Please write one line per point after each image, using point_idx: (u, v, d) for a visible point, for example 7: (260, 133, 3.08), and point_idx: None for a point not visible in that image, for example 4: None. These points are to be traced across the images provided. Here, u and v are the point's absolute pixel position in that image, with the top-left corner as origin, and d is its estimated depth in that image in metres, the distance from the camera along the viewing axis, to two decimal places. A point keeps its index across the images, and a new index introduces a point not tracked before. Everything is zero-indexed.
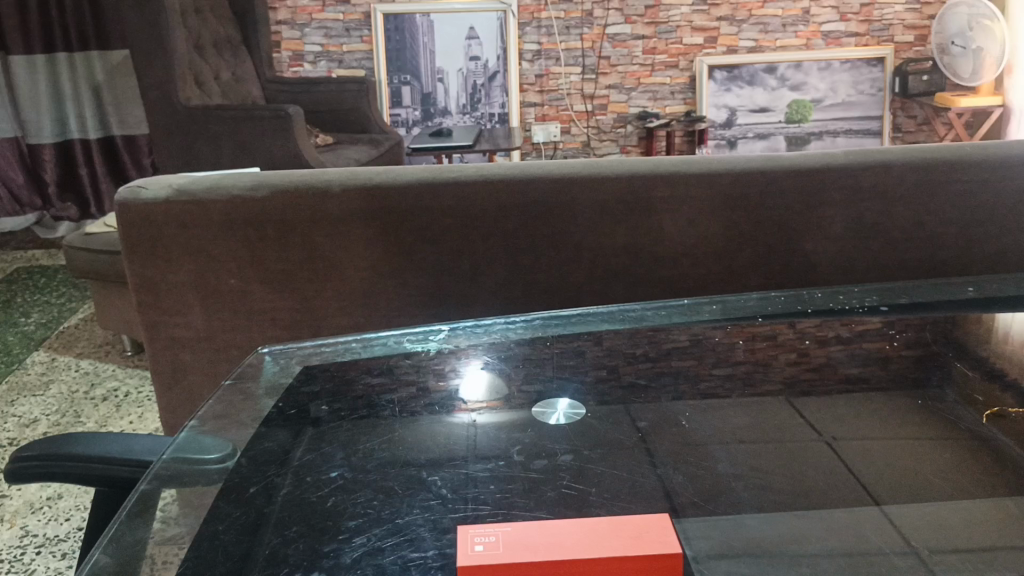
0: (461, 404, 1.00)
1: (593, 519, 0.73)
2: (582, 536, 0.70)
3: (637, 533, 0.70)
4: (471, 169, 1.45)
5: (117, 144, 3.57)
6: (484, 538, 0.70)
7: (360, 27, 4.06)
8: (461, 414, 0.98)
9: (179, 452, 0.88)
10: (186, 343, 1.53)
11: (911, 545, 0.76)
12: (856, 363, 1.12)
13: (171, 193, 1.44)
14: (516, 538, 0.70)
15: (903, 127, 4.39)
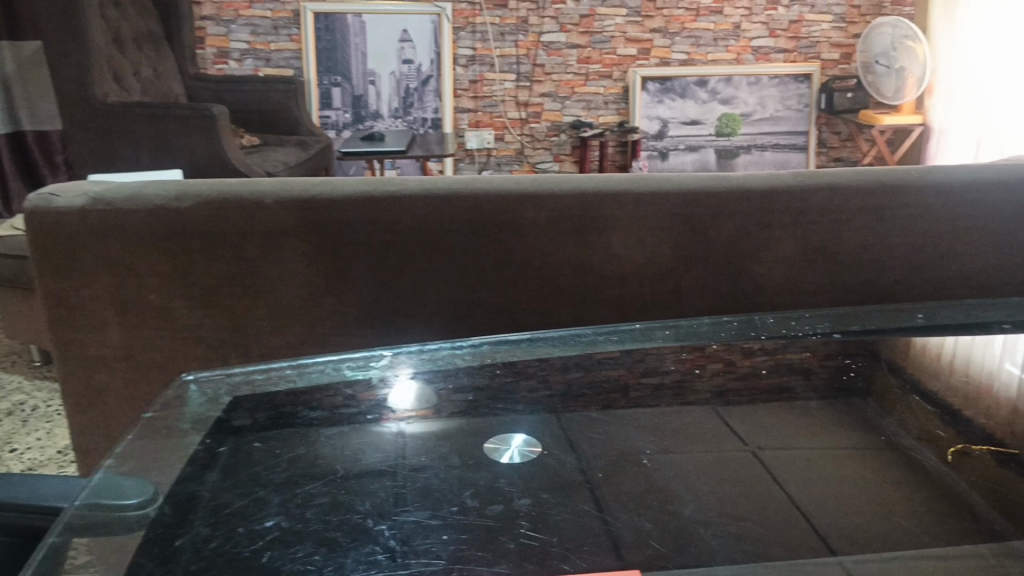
0: (390, 412, 1.01)
1: None
2: None
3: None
4: (413, 182, 1.38)
5: (28, 141, 3.38)
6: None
7: (289, 25, 3.93)
8: (389, 424, 0.98)
9: (94, 497, 0.77)
10: (101, 362, 1.42)
11: None
12: (777, 375, 1.16)
13: (87, 201, 1.33)
14: None
15: (828, 142, 4.49)
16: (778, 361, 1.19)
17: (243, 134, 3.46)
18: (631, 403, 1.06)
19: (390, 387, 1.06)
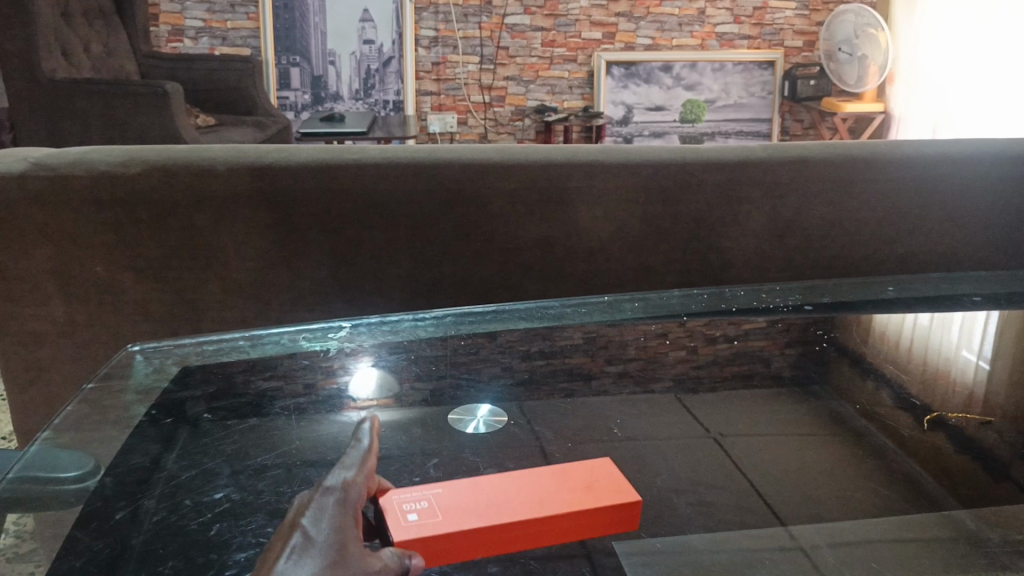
0: (352, 400, 0.93)
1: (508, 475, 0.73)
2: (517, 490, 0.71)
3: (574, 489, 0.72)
4: (375, 150, 1.33)
5: None
6: (415, 505, 0.67)
7: (246, 3, 3.84)
8: (351, 412, 0.90)
9: (29, 470, 0.75)
10: (42, 338, 1.35)
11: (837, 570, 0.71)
12: (740, 362, 1.10)
13: (27, 166, 1.25)
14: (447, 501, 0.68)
15: (790, 130, 4.50)
16: (744, 348, 1.14)
17: (199, 113, 3.37)
18: (596, 392, 0.99)
19: (352, 373, 0.99)
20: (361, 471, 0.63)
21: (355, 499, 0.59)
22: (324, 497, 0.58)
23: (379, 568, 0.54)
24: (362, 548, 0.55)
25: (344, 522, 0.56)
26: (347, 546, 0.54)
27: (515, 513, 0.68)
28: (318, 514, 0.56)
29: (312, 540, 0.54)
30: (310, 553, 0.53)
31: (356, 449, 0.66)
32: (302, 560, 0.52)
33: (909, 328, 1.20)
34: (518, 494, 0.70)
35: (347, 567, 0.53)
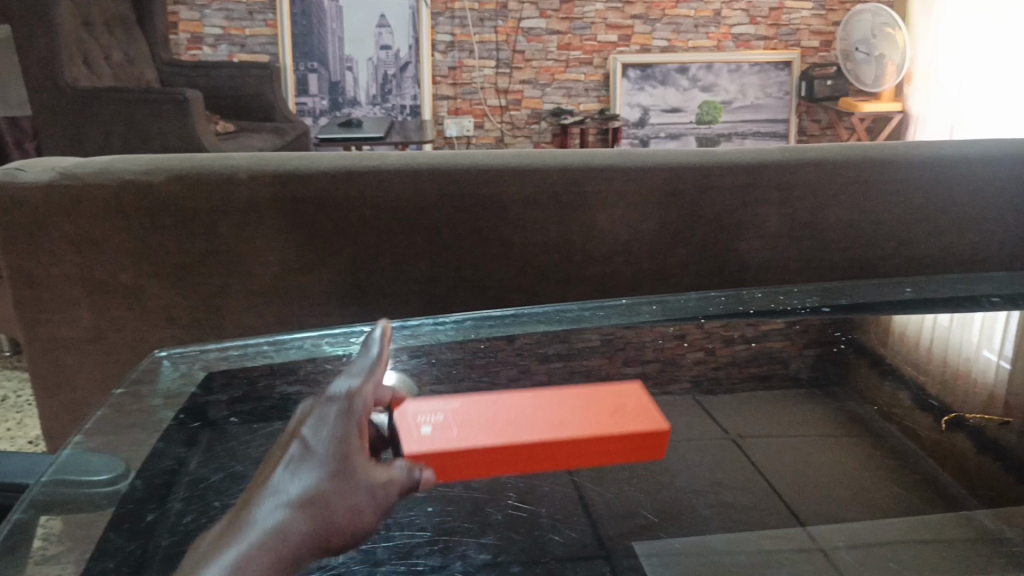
0: None
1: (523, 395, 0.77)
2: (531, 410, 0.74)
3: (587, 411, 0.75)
4: (393, 156, 1.35)
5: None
6: (430, 419, 0.71)
7: (264, 10, 3.88)
8: None
9: (61, 473, 0.76)
10: (69, 344, 1.38)
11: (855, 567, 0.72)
12: (759, 364, 1.11)
13: (54, 175, 1.28)
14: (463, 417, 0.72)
15: (808, 130, 4.49)
16: (762, 350, 1.14)
17: (218, 120, 3.40)
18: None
19: None
20: (372, 375, 0.62)
21: (361, 405, 0.58)
22: (327, 405, 0.58)
23: (383, 481, 0.55)
24: (368, 460, 0.55)
25: (347, 430, 0.56)
26: (349, 459, 0.54)
27: (526, 431, 0.71)
28: (321, 422, 0.56)
29: (311, 451, 0.54)
30: (310, 465, 0.53)
31: (366, 354, 0.64)
32: (301, 470, 0.53)
33: (927, 329, 1.21)
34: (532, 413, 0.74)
35: (349, 477, 0.53)
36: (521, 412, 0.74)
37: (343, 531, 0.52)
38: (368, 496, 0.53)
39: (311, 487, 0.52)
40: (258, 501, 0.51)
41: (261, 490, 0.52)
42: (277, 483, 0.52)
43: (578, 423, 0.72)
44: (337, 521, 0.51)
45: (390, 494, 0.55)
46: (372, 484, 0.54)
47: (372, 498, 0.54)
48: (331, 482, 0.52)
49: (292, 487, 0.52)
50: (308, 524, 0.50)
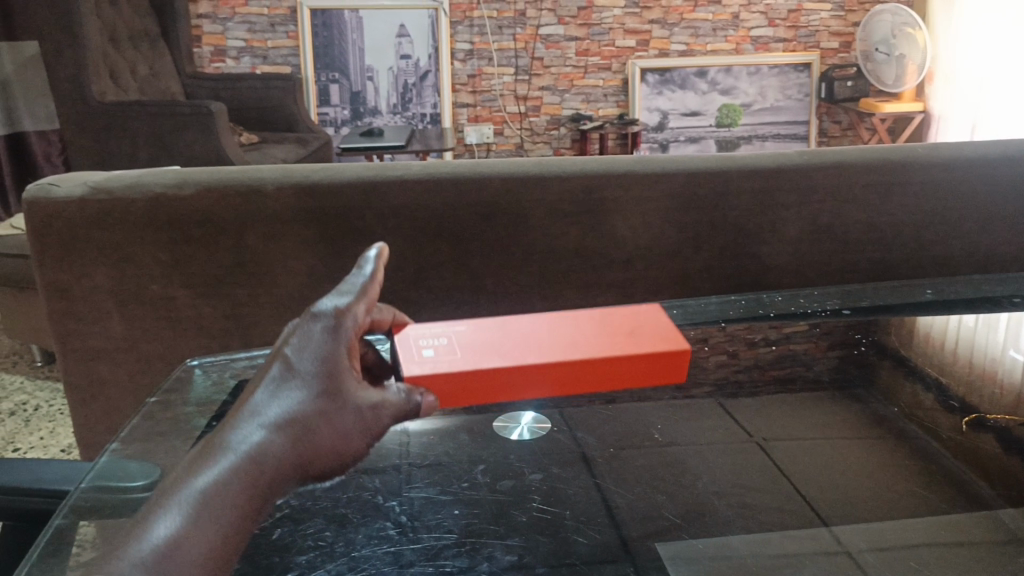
0: None
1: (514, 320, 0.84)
2: (527, 335, 0.81)
3: (580, 337, 0.82)
4: (415, 166, 1.37)
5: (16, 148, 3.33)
6: (431, 342, 0.78)
7: (286, 22, 3.94)
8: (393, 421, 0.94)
9: (101, 480, 0.79)
10: (101, 353, 1.41)
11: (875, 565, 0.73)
12: (782, 365, 1.12)
13: (86, 190, 1.32)
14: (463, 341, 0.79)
15: (829, 132, 4.48)
16: (782, 352, 1.15)
17: (242, 132, 3.45)
18: (637, 397, 1.01)
19: None
20: (362, 294, 0.67)
21: (347, 327, 0.64)
22: (313, 323, 0.63)
23: (365, 402, 0.61)
24: (349, 381, 0.62)
25: (332, 352, 0.62)
26: (332, 381, 0.61)
27: (525, 354, 0.78)
28: (307, 341, 0.62)
29: (297, 370, 0.60)
30: (295, 385, 0.59)
31: (359, 275, 0.69)
32: (285, 390, 0.59)
33: (950, 331, 1.21)
34: (527, 338, 0.81)
35: (332, 398, 0.60)
36: (526, 334, 0.81)
37: (326, 446, 0.59)
38: (349, 417, 0.60)
39: (295, 407, 0.58)
40: (244, 417, 0.58)
41: (247, 405, 0.58)
42: (262, 401, 0.58)
43: (584, 348, 0.79)
44: (318, 437, 0.59)
45: (374, 414, 0.62)
46: (352, 406, 0.61)
47: (354, 415, 0.61)
48: (314, 401, 0.59)
49: (278, 406, 0.58)
50: (291, 441, 0.57)
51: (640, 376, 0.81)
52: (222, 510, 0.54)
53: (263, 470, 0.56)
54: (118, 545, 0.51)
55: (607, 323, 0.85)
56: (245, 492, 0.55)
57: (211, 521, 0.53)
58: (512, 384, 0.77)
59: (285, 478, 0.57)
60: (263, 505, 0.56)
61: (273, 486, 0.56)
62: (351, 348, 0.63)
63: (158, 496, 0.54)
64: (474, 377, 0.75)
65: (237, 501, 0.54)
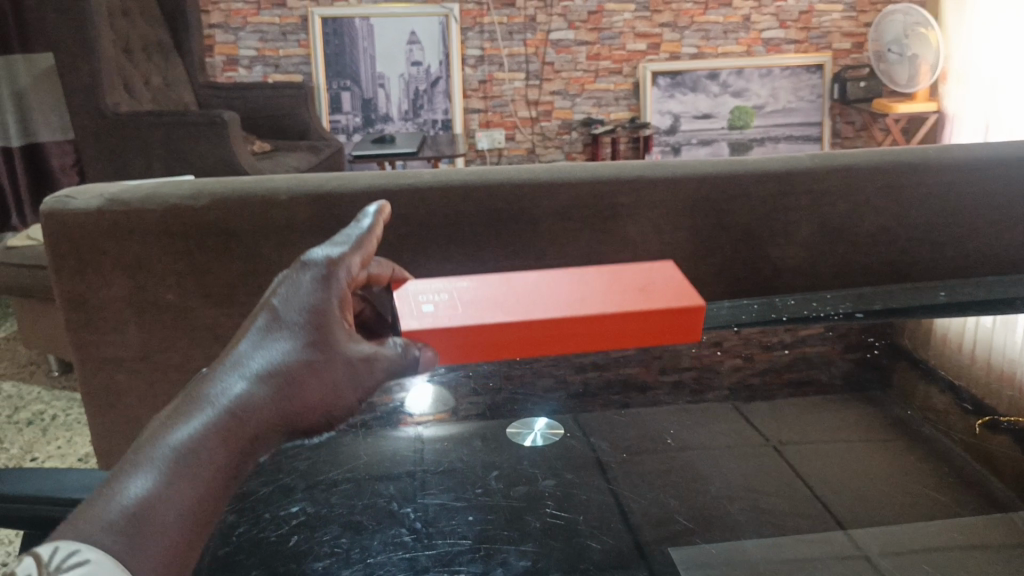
0: (407, 417, 0.97)
1: (507, 288, 1.05)
2: (516, 300, 1.02)
3: (561, 302, 1.02)
4: (427, 174, 1.38)
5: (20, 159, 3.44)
6: (435, 301, 0.99)
7: (297, 31, 3.98)
8: (406, 428, 0.95)
9: None
10: (119, 363, 1.43)
11: (886, 566, 0.73)
12: (796, 368, 1.12)
13: (102, 202, 1.33)
14: (461, 303, 1.00)
15: (842, 133, 4.47)
16: (797, 355, 1.15)
17: (256, 140, 3.48)
18: (651, 403, 1.02)
19: (407, 391, 1.03)
20: (351, 250, 0.76)
21: (337, 277, 0.71)
22: (304, 275, 0.70)
23: (352, 348, 0.68)
24: (337, 328, 0.68)
25: (322, 298, 0.68)
26: (318, 328, 0.66)
27: (513, 315, 0.98)
28: (294, 293, 0.68)
29: (289, 315, 0.66)
30: (285, 332, 0.65)
31: (357, 229, 0.80)
32: (278, 334, 0.65)
33: (966, 333, 1.20)
34: (517, 303, 1.01)
35: (322, 340, 0.66)
36: (512, 298, 1.03)
37: (316, 383, 0.64)
38: (336, 363, 0.66)
39: (286, 351, 0.64)
40: (237, 360, 0.62)
41: (239, 351, 0.63)
42: (253, 346, 0.63)
43: (563, 311, 0.99)
44: (308, 376, 0.64)
45: (360, 359, 0.68)
46: (339, 354, 0.67)
47: (341, 360, 0.67)
48: (303, 343, 0.65)
49: (269, 351, 0.63)
50: (283, 376, 0.62)
51: (607, 333, 1.01)
52: (225, 429, 0.57)
53: (258, 404, 0.60)
54: (120, 470, 0.54)
55: (583, 289, 1.06)
56: (244, 420, 0.59)
57: (214, 445, 0.56)
58: (504, 340, 0.98)
59: (279, 412, 0.61)
60: (260, 437, 0.59)
61: (270, 418, 0.60)
62: (338, 301, 0.70)
63: (156, 427, 0.57)
64: (470, 333, 0.96)
65: (237, 428, 0.58)
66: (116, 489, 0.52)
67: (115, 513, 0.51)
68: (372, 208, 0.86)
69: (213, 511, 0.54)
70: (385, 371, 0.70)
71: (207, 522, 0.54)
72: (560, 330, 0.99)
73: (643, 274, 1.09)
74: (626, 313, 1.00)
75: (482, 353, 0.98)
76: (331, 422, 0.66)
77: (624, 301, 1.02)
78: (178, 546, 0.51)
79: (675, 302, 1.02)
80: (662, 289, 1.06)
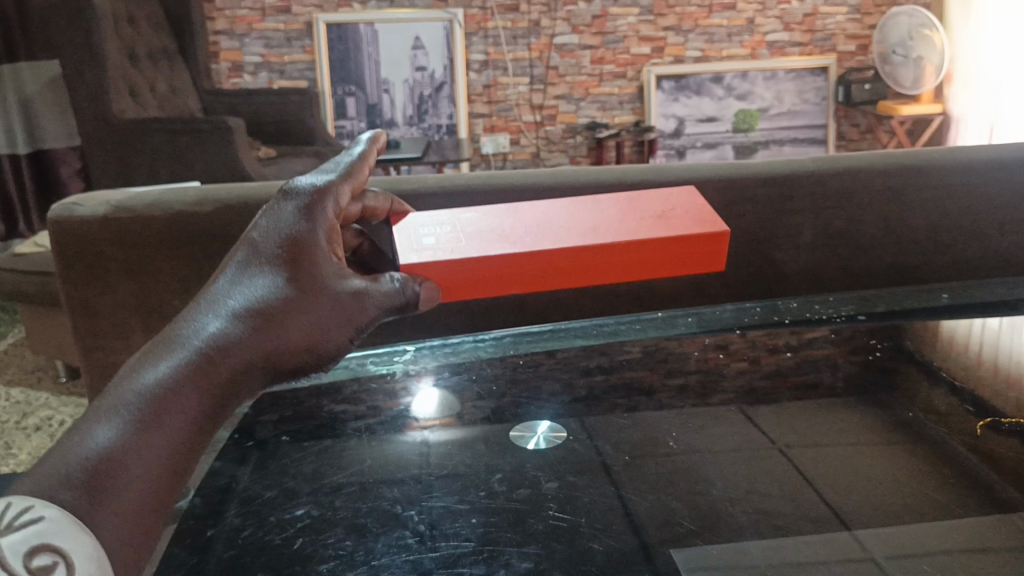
0: (413, 421, 0.98)
1: (515, 213, 1.01)
2: (524, 228, 0.98)
3: (571, 232, 0.98)
4: (432, 179, 1.39)
5: (25, 166, 3.51)
6: (436, 232, 0.96)
7: (302, 37, 4.00)
8: (412, 432, 0.96)
9: None
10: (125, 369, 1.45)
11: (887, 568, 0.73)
12: (803, 371, 1.12)
13: (108, 209, 1.34)
14: (465, 234, 0.96)
15: (847, 135, 4.46)
16: (803, 358, 1.15)
17: (261, 146, 3.50)
18: (656, 406, 1.02)
19: (412, 395, 1.04)
20: (339, 180, 0.80)
21: (319, 208, 0.74)
22: (285, 207, 0.73)
23: (333, 278, 0.71)
24: (318, 259, 0.71)
25: (303, 229, 0.72)
26: (298, 265, 0.69)
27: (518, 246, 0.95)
28: (275, 225, 0.72)
29: (268, 249, 0.70)
30: (263, 271, 0.68)
31: (346, 160, 0.84)
32: (257, 270, 0.68)
33: (973, 335, 1.21)
34: (526, 231, 0.98)
35: (301, 273, 0.69)
36: (519, 225, 0.99)
37: (298, 313, 0.67)
38: (318, 300, 0.69)
39: (264, 289, 0.67)
40: (215, 299, 0.65)
41: (218, 289, 0.66)
42: (232, 286, 0.66)
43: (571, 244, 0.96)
44: (288, 307, 0.67)
45: (342, 288, 0.71)
46: (320, 284, 0.70)
47: (322, 291, 0.70)
48: (282, 277, 0.68)
49: (247, 289, 0.66)
50: (261, 310, 0.66)
51: (619, 264, 0.98)
52: (204, 359, 0.60)
53: (234, 341, 0.63)
54: (95, 404, 0.56)
55: (594, 216, 1.02)
56: (219, 356, 0.62)
57: (191, 377, 0.59)
58: (511, 274, 0.96)
59: (260, 344, 0.64)
60: (239, 369, 0.62)
61: (246, 354, 0.63)
62: (321, 236, 0.73)
63: (133, 364, 0.60)
64: (472, 269, 0.93)
65: (211, 364, 0.61)
66: (96, 423, 0.54)
67: (90, 446, 0.53)
68: (366, 138, 0.90)
69: (187, 444, 0.56)
70: (374, 305, 0.73)
71: (185, 456, 0.56)
72: (569, 261, 0.97)
73: (659, 198, 1.05)
74: (640, 242, 0.97)
75: (489, 287, 0.96)
76: (317, 358, 0.69)
77: (639, 229, 0.99)
78: (161, 466, 0.54)
79: (695, 229, 0.99)
80: (681, 215, 1.02)
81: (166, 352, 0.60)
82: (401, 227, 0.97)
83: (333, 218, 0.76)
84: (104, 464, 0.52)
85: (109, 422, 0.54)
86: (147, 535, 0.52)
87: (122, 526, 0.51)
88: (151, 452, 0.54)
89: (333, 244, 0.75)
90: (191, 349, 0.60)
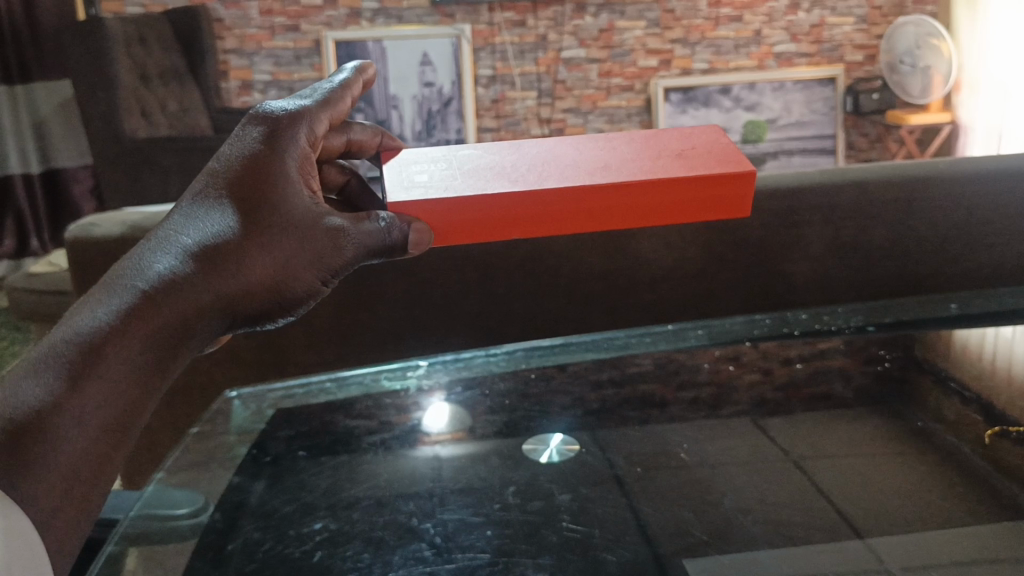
0: (425, 436, 1.00)
1: (520, 147, 0.90)
2: (529, 164, 0.87)
3: (581, 168, 0.87)
4: None
5: (37, 184, 3.71)
6: (424, 174, 0.86)
7: (311, 55, 4.07)
8: (423, 447, 0.97)
9: (148, 508, 0.84)
10: None
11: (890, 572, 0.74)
12: (815, 381, 1.13)
13: (125, 230, 1.37)
14: (457, 173, 0.86)
15: (857, 145, 4.46)
16: (814, 369, 1.16)
17: None
18: (668, 418, 1.03)
19: (424, 409, 1.06)
20: (317, 106, 0.77)
21: (295, 131, 0.74)
22: (252, 133, 0.73)
23: (300, 214, 0.72)
24: (283, 191, 0.71)
25: (270, 160, 0.72)
26: (258, 198, 0.70)
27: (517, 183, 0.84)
28: (239, 154, 0.72)
29: (230, 184, 0.71)
30: (221, 209, 0.70)
31: (329, 79, 0.82)
32: (217, 207, 0.70)
33: (985, 343, 1.21)
34: (529, 167, 0.87)
35: (262, 209, 0.70)
36: (523, 162, 0.88)
37: (256, 252, 0.70)
38: (280, 235, 0.71)
39: (218, 228, 0.69)
40: (169, 237, 0.68)
41: (175, 227, 0.69)
42: (187, 224, 0.69)
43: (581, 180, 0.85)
44: (244, 246, 0.69)
45: (313, 223, 0.73)
46: (285, 220, 0.71)
47: (285, 228, 0.71)
48: (241, 216, 0.70)
49: (202, 227, 0.69)
50: (215, 247, 0.68)
51: (640, 209, 0.87)
52: (151, 298, 0.63)
53: (184, 281, 0.65)
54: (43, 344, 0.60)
55: (609, 152, 0.90)
56: (168, 295, 0.64)
57: (138, 319, 0.61)
58: (511, 218, 0.85)
59: (212, 285, 0.67)
60: (191, 309, 0.65)
61: (198, 293, 0.66)
62: (288, 164, 0.72)
63: (82, 304, 0.62)
64: (466, 212, 0.83)
65: (159, 304, 0.63)
66: (34, 365, 0.57)
67: (26, 389, 0.56)
68: (355, 66, 0.85)
69: (130, 389, 0.59)
70: (351, 245, 0.74)
71: (129, 399, 0.59)
72: (575, 204, 0.85)
73: (681, 133, 0.93)
74: (658, 182, 0.85)
75: (488, 233, 0.86)
76: (279, 293, 0.72)
77: (658, 168, 0.87)
78: (99, 413, 0.58)
79: (718, 172, 0.87)
80: (703, 152, 0.90)
81: (113, 292, 0.62)
82: (393, 162, 0.88)
83: (307, 146, 0.75)
84: (41, 410, 0.55)
85: (48, 365, 0.57)
86: (88, 476, 0.56)
87: (62, 472, 0.55)
88: (93, 393, 0.57)
89: (307, 176, 0.75)
90: (139, 289, 0.63)
